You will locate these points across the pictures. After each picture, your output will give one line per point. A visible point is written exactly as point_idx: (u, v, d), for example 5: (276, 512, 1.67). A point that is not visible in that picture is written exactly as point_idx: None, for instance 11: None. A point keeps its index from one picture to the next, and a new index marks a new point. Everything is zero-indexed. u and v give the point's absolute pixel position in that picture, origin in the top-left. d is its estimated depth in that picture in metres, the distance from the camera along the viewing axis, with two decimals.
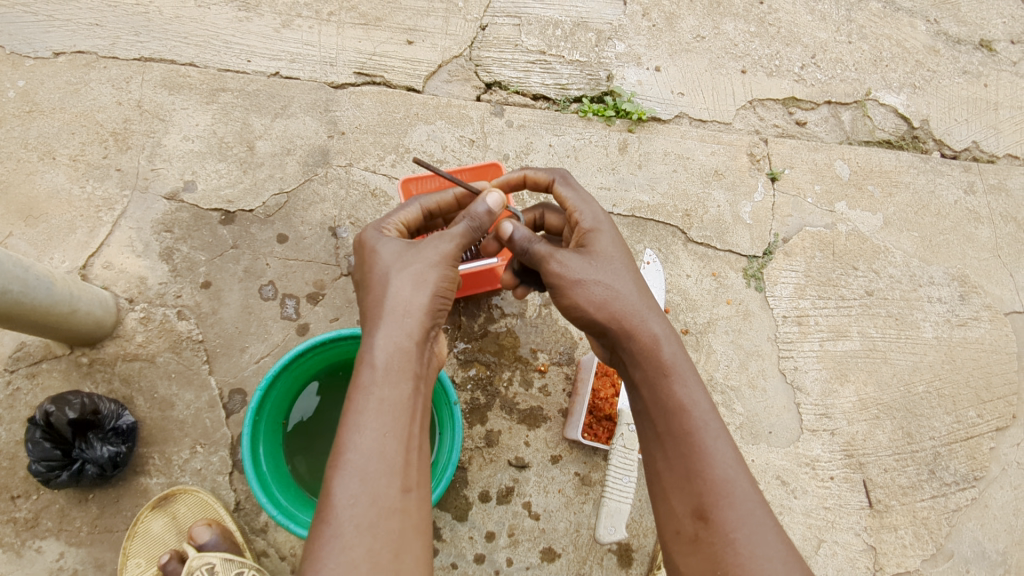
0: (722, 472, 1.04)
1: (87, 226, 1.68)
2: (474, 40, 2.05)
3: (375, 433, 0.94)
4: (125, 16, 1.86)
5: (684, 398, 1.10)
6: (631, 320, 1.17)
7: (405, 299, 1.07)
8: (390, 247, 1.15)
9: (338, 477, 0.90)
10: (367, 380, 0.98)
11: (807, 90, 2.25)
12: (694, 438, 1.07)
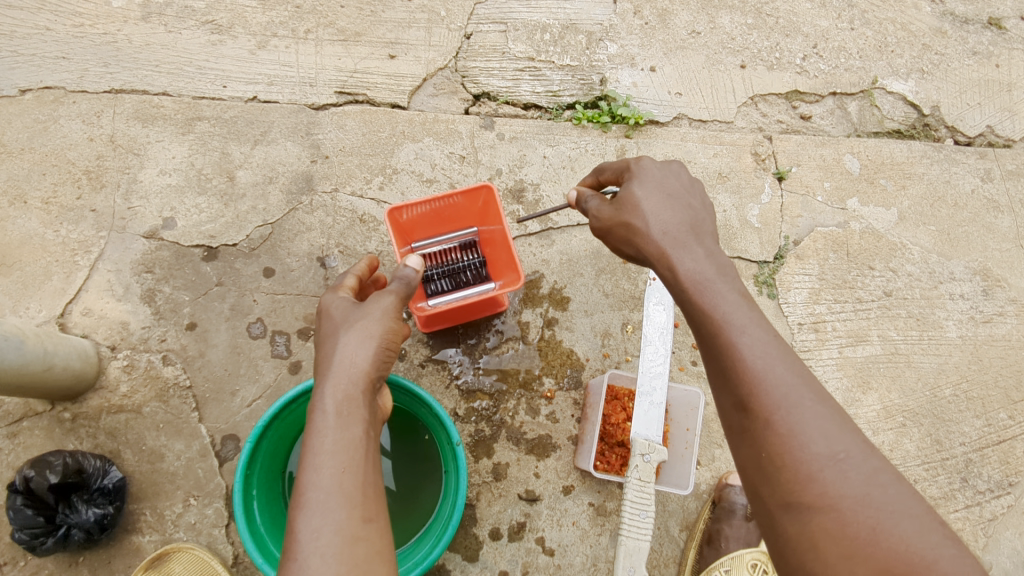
0: (754, 362, 0.89)
1: (63, 272, 1.60)
2: (459, 50, 1.96)
3: (334, 470, 0.92)
4: (92, 47, 1.77)
5: (711, 302, 0.98)
6: (652, 249, 1.10)
7: (355, 344, 1.06)
8: (336, 299, 1.16)
9: (300, 516, 0.88)
10: (322, 423, 0.97)
11: (810, 82, 2.15)
12: (722, 334, 0.93)
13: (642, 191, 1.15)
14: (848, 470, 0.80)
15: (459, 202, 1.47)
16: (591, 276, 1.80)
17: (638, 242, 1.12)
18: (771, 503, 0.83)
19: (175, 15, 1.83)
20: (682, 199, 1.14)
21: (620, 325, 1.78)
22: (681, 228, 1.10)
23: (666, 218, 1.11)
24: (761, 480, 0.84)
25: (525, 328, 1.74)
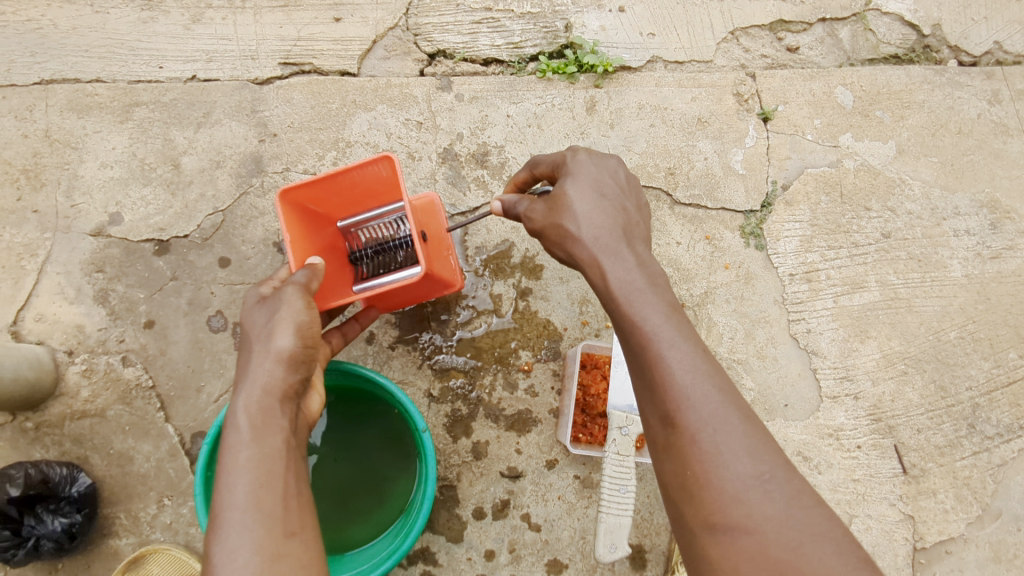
0: (679, 377, 0.90)
1: (11, 278, 1.55)
2: (409, 6, 1.81)
3: (248, 487, 0.91)
4: (17, 37, 1.67)
5: (637, 315, 0.98)
6: (580, 258, 1.11)
7: (264, 355, 1.04)
8: (252, 303, 1.12)
9: (217, 539, 0.86)
10: (234, 441, 0.96)
11: (797, 9, 1.97)
12: (649, 348, 0.94)
13: (572, 194, 1.14)
14: (772, 490, 0.81)
15: (366, 177, 1.22)
16: None
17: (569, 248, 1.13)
18: (694, 524, 0.84)
19: None
20: (615, 202, 1.14)
21: None
22: (611, 234, 1.10)
23: (595, 221, 1.11)
24: (685, 499, 0.85)
25: (498, 301, 1.66)
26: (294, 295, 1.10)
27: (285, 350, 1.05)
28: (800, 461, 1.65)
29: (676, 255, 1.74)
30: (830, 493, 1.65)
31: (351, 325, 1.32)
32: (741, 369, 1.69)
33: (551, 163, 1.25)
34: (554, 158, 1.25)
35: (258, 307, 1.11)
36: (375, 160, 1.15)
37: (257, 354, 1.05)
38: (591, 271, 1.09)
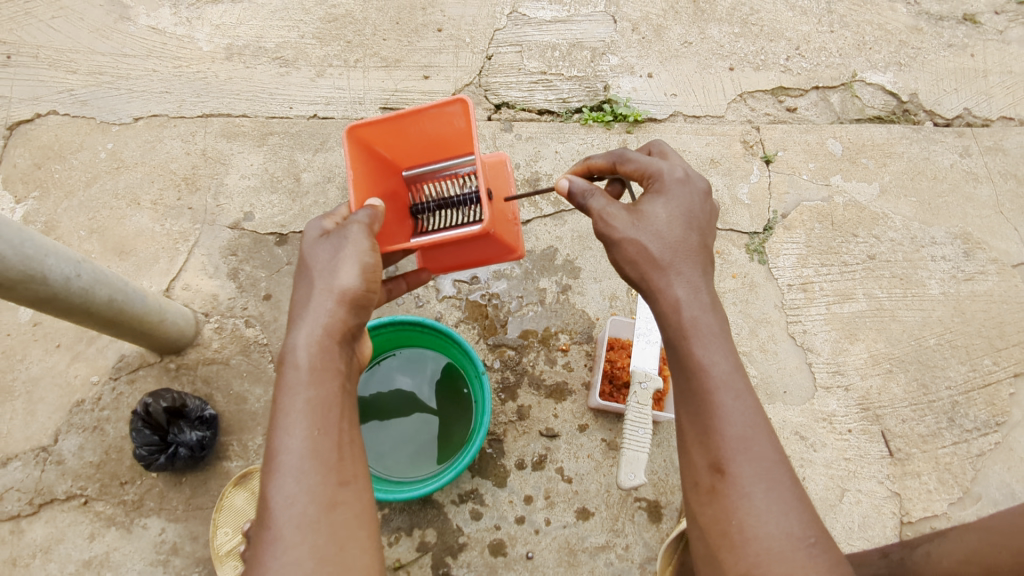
0: (739, 430, 1.12)
1: (167, 256, 2.00)
2: (482, 69, 2.32)
3: (304, 433, 1.05)
4: (188, 82, 2.21)
5: (705, 359, 1.17)
6: (657, 280, 1.24)
7: (320, 303, 1.16)
8: (316, 238, 1.24)
9: (274, 479, 1.02)
10: (289, 385, 1.09)
11: (794, 79, 2.42)
12: (714, 397, 1.14)
13: (663, 220, 1.27)
14: (814, 553, 1.04)
15: (440, 123, 1.38)
16: (599, 249, 2.09)
17: (647, 270, 1.26)
18: (732, 569, 1.06)
19: (252, 54, 2.26)
20: (694, 232, 1.28)
21: (625, 289, 2.05)
22: (693, 271, 1.24)
23: (682, 253, 1.25)
24: (727, 546, 1.07)
25: (543, 293, 2.04)
26: (352, 240, 1.21)
27: (342, 297, 1.17)
28: (798, 439, 1.93)
29: None
30: (824, 468, 1.91)
31: (398, 283, 1.52)
32: (746, 359, 2.01)
33: (642, 171, 1.36)
34: (646, 163, 1.36)
35: (321, 245, 1.23)
36: (450, 104, 1.31)
37: (315, 299, 1.17)
38: (666, 299, 1.23)
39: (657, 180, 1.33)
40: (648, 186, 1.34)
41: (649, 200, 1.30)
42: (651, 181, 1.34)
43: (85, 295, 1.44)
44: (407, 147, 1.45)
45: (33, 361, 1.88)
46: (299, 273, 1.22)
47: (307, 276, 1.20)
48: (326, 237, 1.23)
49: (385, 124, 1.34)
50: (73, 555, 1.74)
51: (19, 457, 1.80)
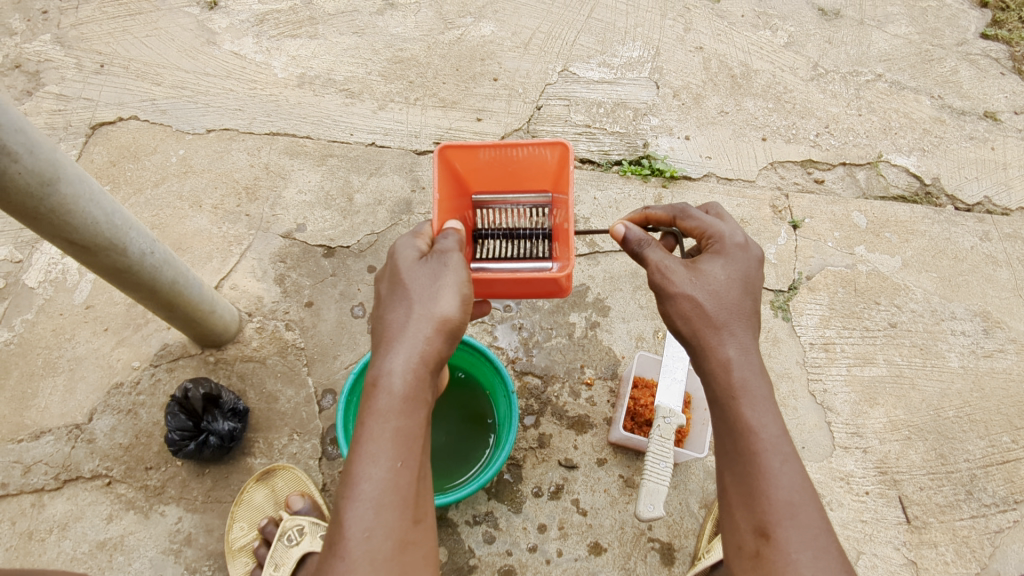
0: (787, 495, 1.18)
1: (221, 257, 2.11)
2: (531, 117, 2.49)
3: (388, 465, 0.97)
4: (261, 103, 2.39)
5: (754, 422, 1.24)
6: (710, 337, 1.32)
7: (416, 327, 1.07)
8: (412, 259, 1.17)
9: (351, 509, 0.94)
10: (376, 410, 1.00)
11: (823, 154, 2.56)
12: (760, 459, 1.21)
13: (719, 281, 1.36)
14: None
15: (531, 157, 1.41)
16: (629, 291, 2.17)
17: (701, 329, 1.32)
18: None
19: (322, 84, 2.46)
20: (748, 294, 1.37)
21: (651, 331, 2.12)
22: (745, 333, 1.32)
23: (736, 315, 1.33)
24: None
25: (572, 327, 2.11)
26: (454, 268, 1.14)
27: (441, 325, 1.09)
28: None
29: None
30: (841, 528, 1.90)
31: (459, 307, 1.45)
32: None
33: (701, 230, 1.47)
34: (707, 223, 1.47)
35: (419, 266, 1.16)
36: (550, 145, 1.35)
37: (411, 320, 1.08)
38: (719, 359, 1.29)
39: (715, 241, 1.43)
40: (707, 245, 1.44)
41: (707, 260, 1.40)
42: (709, 241, 1.45)
43: (154, 274, 1.52)
44: (489, 170, 1.46)
45: (80, 341, 1.96)
46: (393, 290, 1.14)
47: (403, 294, 1.12)
48: (425, 259, 1.17)
49: (480, 147, 1.36)
50: (88, 535, 1.74)
51: (52, 431, 1.84)
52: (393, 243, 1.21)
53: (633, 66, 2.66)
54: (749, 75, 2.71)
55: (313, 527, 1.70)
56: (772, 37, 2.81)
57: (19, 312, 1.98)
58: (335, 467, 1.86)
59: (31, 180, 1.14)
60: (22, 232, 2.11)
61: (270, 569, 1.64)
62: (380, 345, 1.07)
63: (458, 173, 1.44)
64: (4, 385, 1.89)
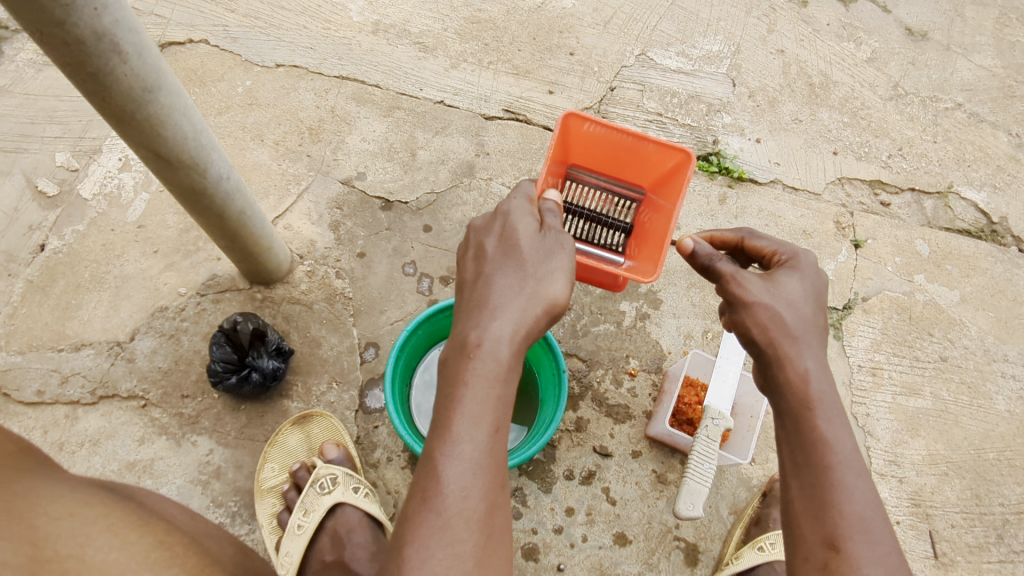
0: (859, 510, 1.06)
1: (278, 194, 2.08)
2: (603, 98, 2.44)
3: (487, 429, 0.97)
4: (333, 45, 2.34)
5: (828, 434, 1.12)
6: (787, 349, 1.18)
7: (528, 304, 1.07)
8: (531, 232, 1.16)
9: (450, 465, 0.94)
10: (480, 373, 0.99)
11: (893, 176, 2.49)
12: (833, 472, 1.08)
13: (795, 294, 1.22)
14: None
15: (644, 152, 1.43)
16: (682, 287, 2.13)
17: (777, 336, 1.19)
18: None
19: (396, 34, 2.40)
20: (819, 310, 1.23)
21: (701, 331, 2.08)
22: (820, 347, 1.19)
23: (809, 326, 1.20)
24: None
25: (622, 316, 2.07)
26: (568, 255, 1.16)
27: (548, 308, 1.09)
28: None
29: None
30: None
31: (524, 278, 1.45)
32: None
33: (772, 249, 1.33)
34: (780, 243, 1.33)
35: (536, 241, 1.16)
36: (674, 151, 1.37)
37: (524, 296, 1.08)
38: (793, 369, 1.16)
39: (787, 253, 1.29)
40: (778, 261, 1.30)
41: (782, 272, 1.26)
42: (780, 256, 1.30)
43: (225, 201, 1.49)
44: (598, 149, 1.48)
45: (129, 260, 1.93)
46: (505, 256, 1.12)
47: (517, 265, 1.11)
48: (542, 235, 1.17)
49: (599, 122, 1.38)
50: (119, 454, 1.72)
51: (93, 345, 1.82)
52: (499, 201, 1.21)
53: (711, 60, 2.60)
54: (827, 85, 2.63)
55: (346, 478, 1.66)
56: (855, 50, 2.72)
57: (71, 222, 1.96)
58: (371, 421, 1.83)
59: (135, 84, 1.10)
60: (80, 141, 2.08)
61: (300, 513, 1.63)
62: (480, 308, 1.06)
63: (569, 141, 1.46)
64: (49, 292, 1.87)
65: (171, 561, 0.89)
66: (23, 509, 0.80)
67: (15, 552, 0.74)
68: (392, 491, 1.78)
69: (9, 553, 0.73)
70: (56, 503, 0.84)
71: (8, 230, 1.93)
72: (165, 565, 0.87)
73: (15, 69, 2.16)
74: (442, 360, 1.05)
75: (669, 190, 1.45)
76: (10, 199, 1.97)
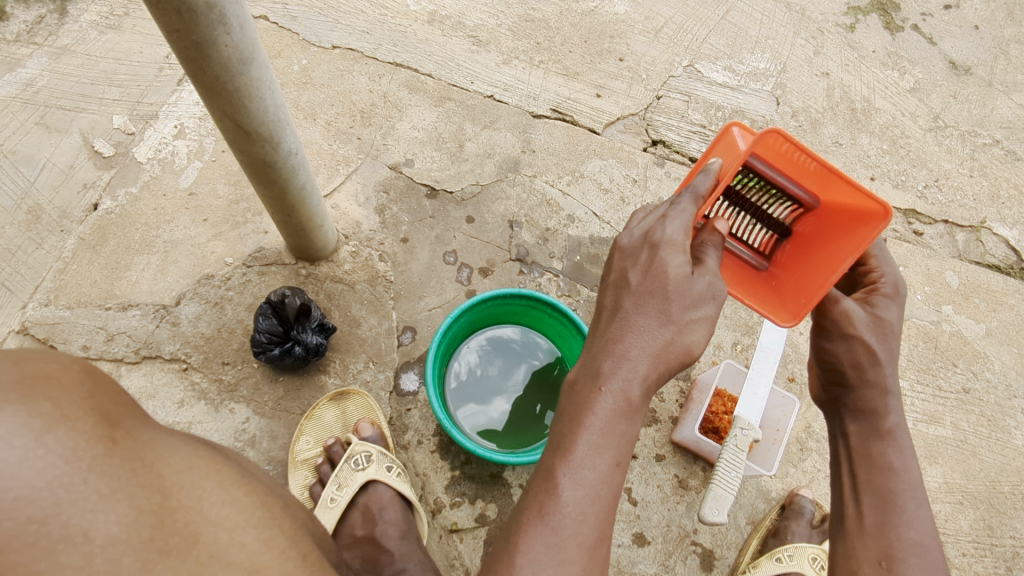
0: (917, 537, 1.09)
1: (327, 173, 2.11)
2: (649, 105, 2.46)
3: (610, 461, 1.00)
4: (389, 32, 2.39)
5: (896, 463, 1.15)
6: (873, 376, 1.19)
7: (663, 349, 1.04)
8: (680, 269, 1.07)
9: (568, 487, 0.97)
10: (609, 409, 1.01)
11: (927, 207, 2.51)
12: (899, 498, 1.12)
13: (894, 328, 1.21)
14: None
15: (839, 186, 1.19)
16: None
17: (861, 362, 1.19)
18: None
19: (451, 26, 2.44)
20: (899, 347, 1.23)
21: (731, 343, 2.11)
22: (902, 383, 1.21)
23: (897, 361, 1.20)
24: None
25: None
26: (718, 304, 1.08)
27: (682, 355, 1.05)
28: None
29: (795, 340, 2.16)
30: None
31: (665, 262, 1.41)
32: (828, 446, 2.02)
33: (874, 266, 1.29)
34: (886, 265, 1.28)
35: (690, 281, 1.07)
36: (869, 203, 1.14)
37: (661, 340, 1.04)
38: (873, 395, 1.19)
39: (889, 284, 1.25)
40: (877, 284, 1.26)
41: (882, 302, 1.23)
42: (879, 279, 1.27)
43: (290, 175, 1.52)
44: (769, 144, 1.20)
45: (179, 226, 1.97)
46: (648, 294, 1.06)
47: (660, 307, 1.05)
48: (695, 276, 1.08)
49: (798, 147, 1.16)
50: (158, 415, 1.75)
51: (140, 307, 1.85)
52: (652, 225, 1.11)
53: (757, 77, 2.62)
54: (869, 111, 2.66)
55: (380, 457, 1.69)
56: (898, 79, 2.75)
57: (125, 183, 2.00)
58: (404, 403, 1.86)
59: (233, 54, 1.14)
60: (138, 106, 2.11)
61: (334, 487, 1.67)
62: (613, 342, 1.05)
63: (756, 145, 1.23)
64: (99, 251, 1.90)
65: (270, 522, 0.93)
66: (150, 457, 0.83)
67: (146, 499, 0.78)
68: (420, 473, 1.79)
69: (141, 499, 0.78)
70: (175, 455, 0.88)
71: (63, 187, 1.97)
72: (267, 524, 0.92)
73: (79, 29, 2.21)
74: (572, 381, 1.07)
75: (845, 215, 1.23)
76: (67, 156, 2.01)
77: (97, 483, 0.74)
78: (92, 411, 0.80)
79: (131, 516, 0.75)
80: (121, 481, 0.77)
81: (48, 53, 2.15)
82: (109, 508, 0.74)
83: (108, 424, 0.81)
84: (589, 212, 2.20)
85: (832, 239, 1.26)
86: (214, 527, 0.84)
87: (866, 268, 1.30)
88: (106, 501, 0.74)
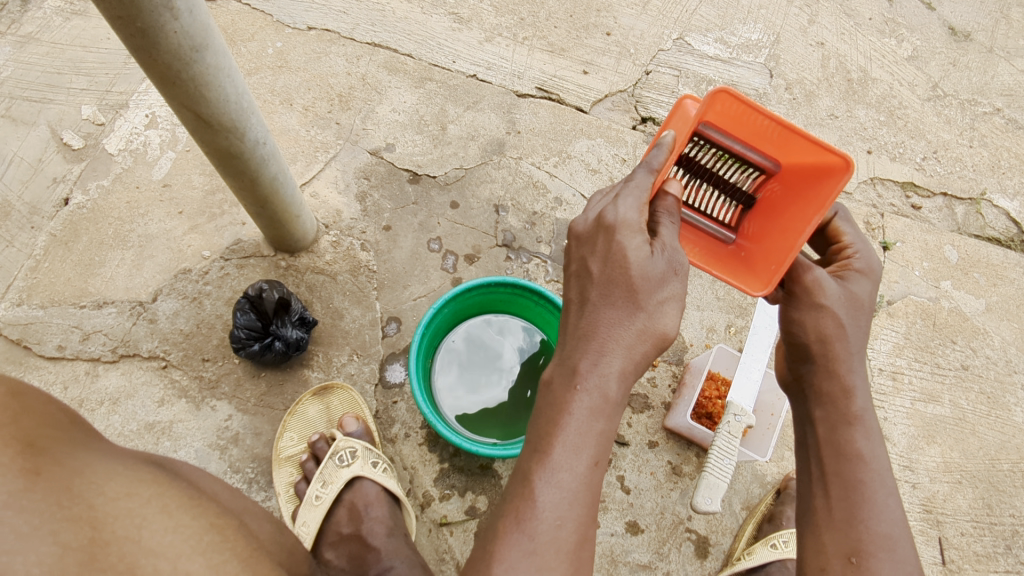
0: (886, 529, 1.06)
1: (305, 161, 2.04)
2: (638, 81, 2.38)
3: (588, 461, 0.96)
4: (366, 11, 2.30)
5: (864, 451, 1.11)
6: (841, 357, 1.14)
7: (636, 339, 1.01)
8: (638, 251, 1.03)
9: (542, 491, 0.93)
10: (585, 406, 0.98)
11: (925, 179, 2.44)
12: (866, 487, 1.08)
13: (863, 302, 1.17)
14: None
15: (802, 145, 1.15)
16: (708, 280, 2.12)
17: (832, 346, 1.14)
18: None
19: (431, 3, 2.35)
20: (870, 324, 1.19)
21: (724, 326, 2.06)
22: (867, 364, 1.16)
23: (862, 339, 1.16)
24: None
25: None
26: (682, 281, 1.06)
27: (658, 342, 1.03)
28: None
29: None
30: None
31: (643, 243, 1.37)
32: None
33: (847, 242, 1.25)
34: (854, 239, 1.25)
35: (648, 261, 1.03)
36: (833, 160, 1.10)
37: (633, 330, 1.01)
38: (844, 379, 1.13)
39: (862, 260, 1.21)
40: (849, 260, 1.22)
41: (853, 277, 1.19)
42: (853, 255, 1.23)
43: (260, 166, 1.46)
44: (715, 105, 1.15)
45: (153, 219, 1.91)
46: (611, 284, 1.02)
47: (627, 296, 1.01)
48: (653, 256, 1.04)
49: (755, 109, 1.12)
50: (138, 414, 1.71)
51: (115, 304, 1.80)
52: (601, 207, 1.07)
53: (750, 49, 2.54)
54: (865, 82, 2.57)
55: (366, 452, 1.66)
56: (896, 47, 2.66)
57: (96, 176, 1.93)
58: (390, 396, 1.82)
59: (184, 42, 1.08)
60: (108, 95, 2.04)
61: (319, 484, 1.64)
62: (585, 336, 1.02)
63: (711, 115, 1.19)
64: (72, 248, 1.84)
65: (223, 545, 0.89)
66: (80, 487, 0.80)
67: (74, 534, 0.75)
68: (408, 467, 1.76)
69: (67, 535, 0.74)
70: (113, 482, 0.84)
71: (32, 182, 1.91)
72: (218, 549, 0.88)
73: (42, 16, 2.12)
74: (547, 380, 1.04)
75: (807, 171, 1.20)
76: (35, 150, 1.95)
77: (14, 522, 0.71)
78: (11, 440, 0.76)
79: (54, 554, 0.72)
80: (42, 517, 0.73)
81: (10, 42, 2.07)
82: (29, 548, 0.71)
83: (32, 455, 0.78)
84: (577, 194, 2.14)
85: (798, 204, 1.23)
86: (155, 557, 0.80)
87: (838, 245, 1.26)
88: (26, 540, 0.71)
